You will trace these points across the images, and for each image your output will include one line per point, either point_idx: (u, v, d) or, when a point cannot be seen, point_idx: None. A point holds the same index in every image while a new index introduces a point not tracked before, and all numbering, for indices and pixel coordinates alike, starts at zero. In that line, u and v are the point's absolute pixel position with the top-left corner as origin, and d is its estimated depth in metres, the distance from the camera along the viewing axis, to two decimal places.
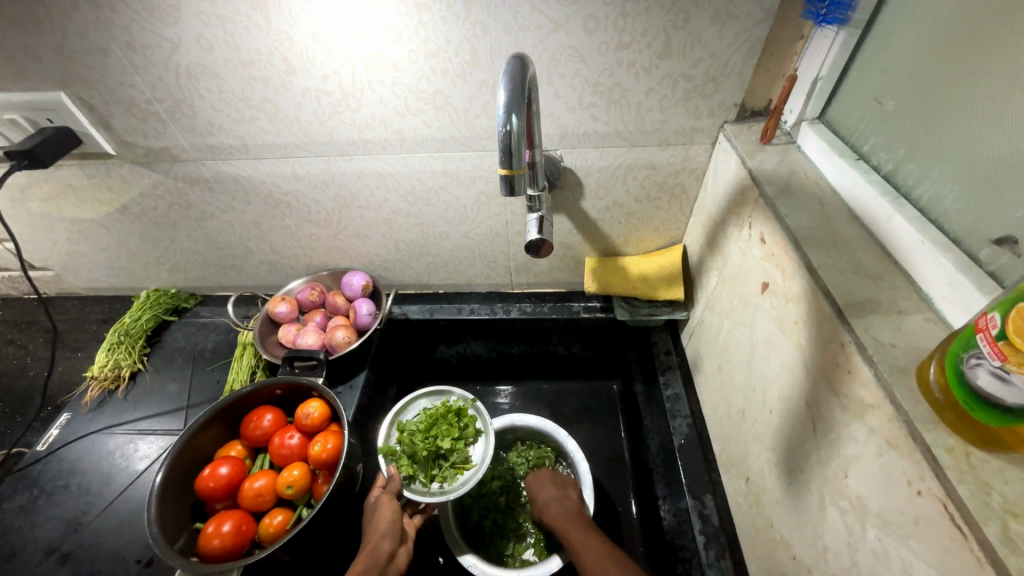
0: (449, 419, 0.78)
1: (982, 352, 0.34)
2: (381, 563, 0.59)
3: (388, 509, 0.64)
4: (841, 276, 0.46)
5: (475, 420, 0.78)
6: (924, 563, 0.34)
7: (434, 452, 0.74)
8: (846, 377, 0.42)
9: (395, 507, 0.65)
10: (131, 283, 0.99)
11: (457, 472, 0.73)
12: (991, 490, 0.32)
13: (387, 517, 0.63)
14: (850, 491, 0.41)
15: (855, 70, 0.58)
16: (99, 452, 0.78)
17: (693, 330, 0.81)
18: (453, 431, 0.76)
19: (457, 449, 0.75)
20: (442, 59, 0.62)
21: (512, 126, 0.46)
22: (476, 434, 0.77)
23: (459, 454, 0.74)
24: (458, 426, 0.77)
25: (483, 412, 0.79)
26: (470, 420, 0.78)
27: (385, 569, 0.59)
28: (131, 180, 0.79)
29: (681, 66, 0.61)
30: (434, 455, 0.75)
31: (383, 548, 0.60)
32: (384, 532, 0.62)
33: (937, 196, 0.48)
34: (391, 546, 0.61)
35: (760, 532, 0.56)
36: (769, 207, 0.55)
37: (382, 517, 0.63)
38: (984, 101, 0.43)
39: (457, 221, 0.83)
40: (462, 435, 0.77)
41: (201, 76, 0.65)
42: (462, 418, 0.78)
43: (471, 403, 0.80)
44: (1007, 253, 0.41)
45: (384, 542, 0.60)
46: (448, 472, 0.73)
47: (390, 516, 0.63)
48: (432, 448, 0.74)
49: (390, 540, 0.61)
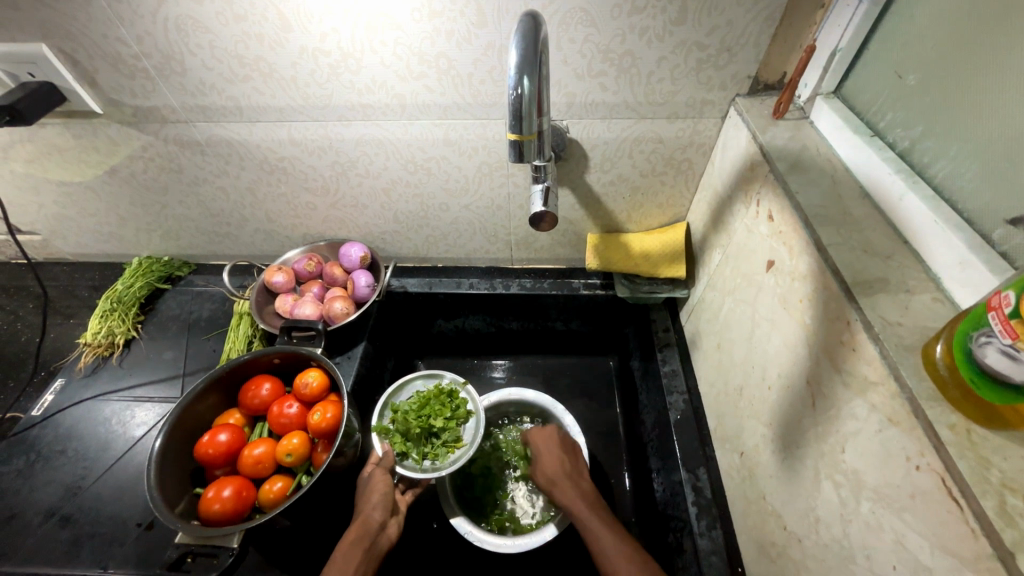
0: (441, 399, 0.77)
1: (993, 331, 0.34)
2: (372, 532, 0.59)
3: (381, 482, 0.65)
4: (851, 255, 0.46)
5: (467, 401, 0.78)
6: (917, 534, 0.34)
7: (427, 430, 0.74)
8: (850, 354, 0.42)
9: (388, 481, 0.66)
10: (122, 250, 0.97)
11: (449, 450, 0.74)
12: (991, 466, 0.32)
13: (379, 490, 0.64)
14: (845, 465, 0.42)
15: (875, 41, 0.56)
16: (95, 418, 0.78)
17: (692, 308, 0.81)
18: (445, 411, 0.75)
19: (449, 428, 0.74)
20: (447, 19, 0.59)
21: (523, 89, 0.44)
22: (468, 414, 0.77)
23: (451, 433, 0.74)
24: (450, 407, 0.76)
25: (474, 394, 0.79)
26: (461, 401, 0.78)
27: (377, 537, 0.60)
28: (120, 141, 0.76)
29: (695, 34, 0.58)
30: (427, 432, 0.75)
31: (374, 518, 0.61)
32: (376, 503, 0.63)
33: (954, 174, 0.47)
34: (382, 516, 0.62)
35: (752, 504, 0.58)
36: (780, 183, 0.54)
37: (376, 490, 0.65)
38: (1011, 75, 0.42)
39: (458, 193, 0.81)
40: (455, 414, 0.76)
41: (191, 30, 0.61)
42: (454, 399, 0.78)
43: (462, 386, 0.81)
44: (1021, 233, 0.41)
45: (376, 512, 0.62)
46: (440, 450, 0.74)
47: (382, 488, 0.65)
48: (425, 426, 0.74)
49: (382, 510, 0.62)
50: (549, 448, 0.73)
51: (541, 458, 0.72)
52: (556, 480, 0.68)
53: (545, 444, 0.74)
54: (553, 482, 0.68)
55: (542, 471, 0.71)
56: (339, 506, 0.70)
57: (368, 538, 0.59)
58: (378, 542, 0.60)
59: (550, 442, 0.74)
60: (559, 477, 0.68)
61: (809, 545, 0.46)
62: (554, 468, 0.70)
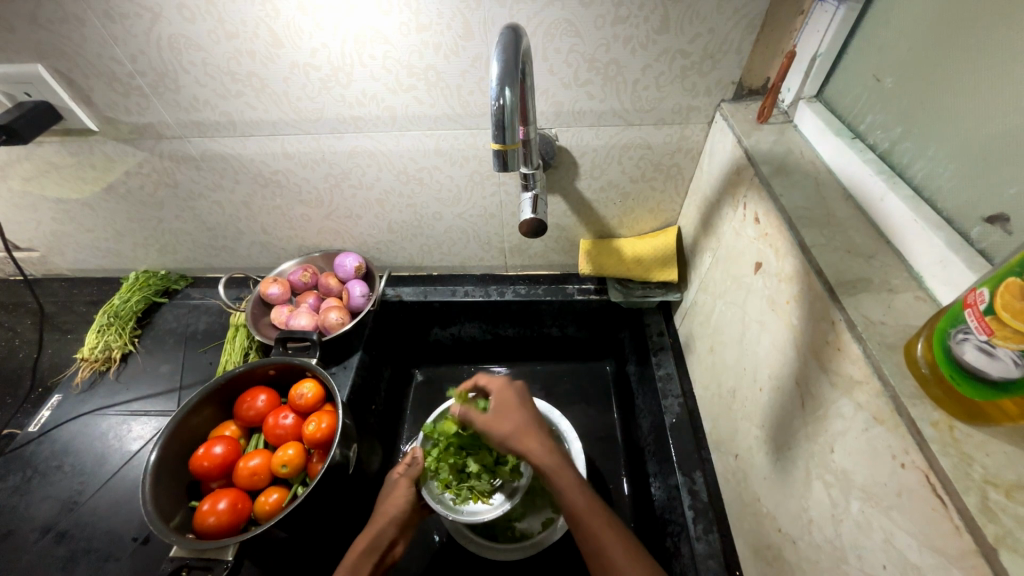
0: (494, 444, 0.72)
1: (970, 328, 0.34)
2: (381, 547, 0.60)
3: (401, 495, 0.66)
4: (834, 255, 0.46)
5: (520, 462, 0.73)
6: (904, 533, 0.35)
7: (462, 466, 0.71)
8: (835, 354, 0.42)
9: (408, 495, 0.67)
10: (119, 265, 0.98)
11: (472, 496, 0.70)
12: (973, 462, 0.33)
13: (397, 503, 0.65)
14: (834, 465, 0.42)
15: (854, 46, 0.57)
16: (91, 433, 0.78)
17: (685, 312, 0.81)
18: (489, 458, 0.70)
19: (484, 478, 0.70)
20: (434, 32, 0.60)
21: (505, 100, 0.45)
22: (512, 475, 0.72)
23: (483, 483, 0.70)
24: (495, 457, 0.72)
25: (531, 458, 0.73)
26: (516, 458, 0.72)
27: (385, 553, 0.61)
28: (116, 158, 0.77)
29: (678, 42, 0.60)
30: (463, 468, 0.71)
31: (385, 533, 0.62)
32: (391, 518, 0.63)
33: (933, 174, 0.48)
34: (393, 533, 0.62)
35: (748, 507, 0.57)
36: (764, 186, 0.55)
37: (395, 503, 0.65)
38: (986, 76, 0.43)
39: (450, 202, 0.82)
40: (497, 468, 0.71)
41: (185, 49, 0.63)
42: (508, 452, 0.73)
43: None
44: (998, 231, 0.41)
45: (389, 528, 0.62)
46: (463, 492, 0.70)
47: (400, 503, 0.65)
48: (461, 462, 0.71)
49: (394, 526, 0.63)
50: (514, 401, 0.67)
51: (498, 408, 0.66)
52: (529, 433, 0.63)
53: (506, 395, 0.68)
54: (524, 432, 0.63)
55: (508, 416, 0.65)
56: (339, 514, 0.70)
57: (378, 552, 0.59)
58: (384, 558, 0.61)
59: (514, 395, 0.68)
60: (531, 431, 0.63)
61: (803, 546, 0.46)
62: (525, 422, 0.64)
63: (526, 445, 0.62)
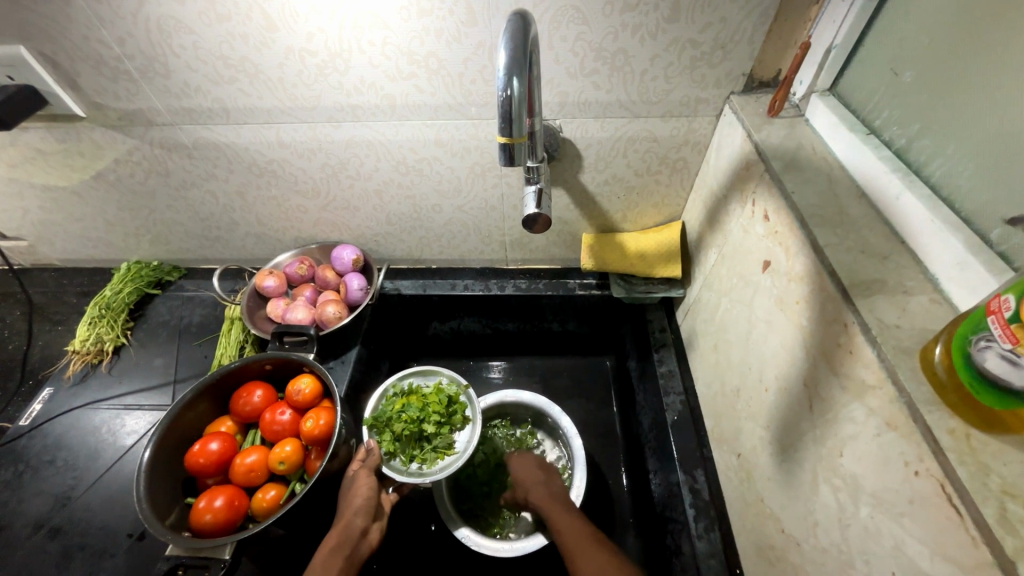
0: (440, 402, 0.75)
1: (992, 335, 0.33)
2: (354, 538, 0.58)
3: (363, 485, 0.63)
4: (847, 255, 0.45)
5: (465, 407, 0.76)
6: (916, 541, 0.34)
7: (418, 432, 0.73)
8: (847, 357, 0.41)
9: (371, 483, 0.64)
10: (110, 254, 0.95)
11: (438, 456, 0.72)
12: (990, 472, 0.32)
13: (362, 493, 0.62)
14: (843, 469, 0.41)
15: (871, 37, 0.55)
16: (84, 427, 0.77)
17: (688, 308, 0.80)
18: (439, 415, 0.74)
19: (441, 434, 0.73)
20: (436, 18, 0.58)
21: (513, 90, 0.43)
22: (464, 421, 0.75)
23: (442, 439, 0.73)
24: (445, 410, 0.75)
25: (474, 399, 0.77)
26: (459, 406, 0.76)
27: (358, 545, 0.58)
28: (104, 145, 0.74)
29: (688, 32, 0.58)
30: (419, 435, 0.73)
31: (356, 525, 0.59)
32: (357, 509, 0.60)
33: (950, 173, 0.46)
34: (365, 522, 0.60)
35: (750, 506, 0.57)
36: (775, 182, 0.54)
37: (357, 494, 0.62)
38: (1013, 71, 0.41)
39: (450, 194, 0.80)
40: (449, 420, 0.75)
41: (174, 31, 0.60)
42: (452, 404, 0.76)
43: (463, 389, 0.78)
44: (1019, 234, 0.40)
45: (357, 518, 0.59)
46: (429, 455, 0.71)
47: (366, 492, 0.62)
48: (416, 428, 0.72)
49: (364, 516, 0.60)
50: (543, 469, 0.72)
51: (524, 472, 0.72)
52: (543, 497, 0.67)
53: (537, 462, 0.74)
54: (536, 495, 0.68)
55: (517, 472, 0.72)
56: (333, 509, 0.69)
57: (349, 545, 0.57)
58: (359, 549, 0.58)
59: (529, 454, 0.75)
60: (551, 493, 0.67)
61: (808, 548, 0.46)
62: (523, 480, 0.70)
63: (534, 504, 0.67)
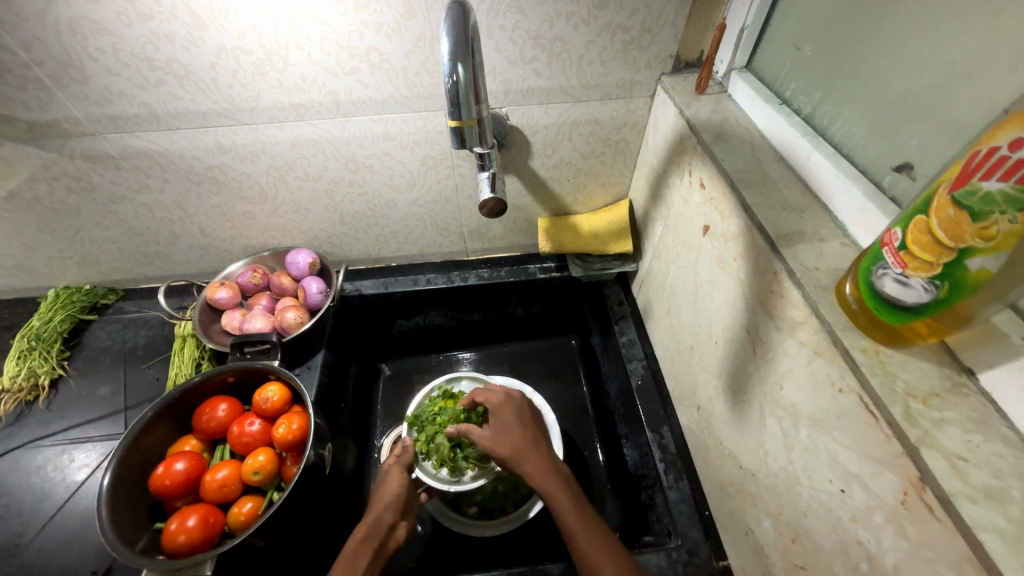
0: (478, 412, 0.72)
1: (887, 264, 0.37)
2: (382, 532, 0.58)
3: (395, 480, 0.65)
4: (772, 212, 0.50)
5: None
6: (845, 449, 0.39)
7: (452, 440, 0.71)
8: (779, 301, 0.47)
9: (403, 480, 0.65)
10: (34, 282, 0.88)
11: (469, 466, 0.72)
12: (897, 378, 0.37)
13: (393, 488, 0.64)
14: (784, 400, 0.47)
15: (777, 17, 0.61)
16: (25, 468, 0.71)
17: (642, 280, 0.85)
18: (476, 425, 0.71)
19: (476, 444, 0.71)
20: (374, 11, 0.58)
21: (459, 76, 0.45)
22: None
23: (475, 450, 0.70)
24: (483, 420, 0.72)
25: None
26: None
27: (387, 538, 0.58)
28: (16, 161, 0.68)
29: (618, 17, 0.61)
30: (453, 441, 0.72)
31: (385, 518, 0.60)
32: (388, 504, 0.62)
33: (849, 133, 0.53)
34: (393, 517, 0.60)
35: (712, 451, 0.62)
36: (707, 153, 0.59)
37: (388, 489, 0.64)
38: (891, 39, 0.47)
39: (404, 188, 0.80)
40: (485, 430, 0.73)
41: (90, 33, 0.56)
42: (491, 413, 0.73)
43: None
44: (905, 178, 0.46)
45: (387, 512, 0.60)
46: (460, 464, 0.71)
47: (396, 487, 0.64)
48: (448, 436, 0.70)
49: (393, 511, 0.61)
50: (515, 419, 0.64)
51: (501, 422, 0.64)
52: (525, 455, 0.60)
53: (507, 412, 0.65)
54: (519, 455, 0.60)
55: (505, 434, 0.62)
56: (316, 514, 0.69)
57: (378, 537, 0.57)
58: (387, 544, 0.58)
59: (514, 411, 0.65)
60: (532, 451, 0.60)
61: (762, 477, 0.51)
62: (520, 441, 0.61)
63: (521, 465, 0.59)
